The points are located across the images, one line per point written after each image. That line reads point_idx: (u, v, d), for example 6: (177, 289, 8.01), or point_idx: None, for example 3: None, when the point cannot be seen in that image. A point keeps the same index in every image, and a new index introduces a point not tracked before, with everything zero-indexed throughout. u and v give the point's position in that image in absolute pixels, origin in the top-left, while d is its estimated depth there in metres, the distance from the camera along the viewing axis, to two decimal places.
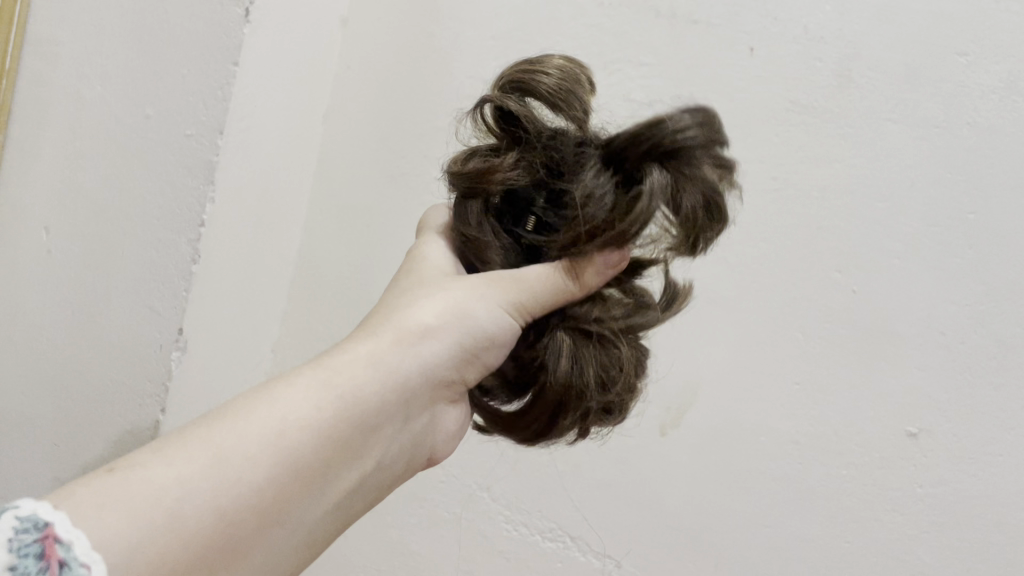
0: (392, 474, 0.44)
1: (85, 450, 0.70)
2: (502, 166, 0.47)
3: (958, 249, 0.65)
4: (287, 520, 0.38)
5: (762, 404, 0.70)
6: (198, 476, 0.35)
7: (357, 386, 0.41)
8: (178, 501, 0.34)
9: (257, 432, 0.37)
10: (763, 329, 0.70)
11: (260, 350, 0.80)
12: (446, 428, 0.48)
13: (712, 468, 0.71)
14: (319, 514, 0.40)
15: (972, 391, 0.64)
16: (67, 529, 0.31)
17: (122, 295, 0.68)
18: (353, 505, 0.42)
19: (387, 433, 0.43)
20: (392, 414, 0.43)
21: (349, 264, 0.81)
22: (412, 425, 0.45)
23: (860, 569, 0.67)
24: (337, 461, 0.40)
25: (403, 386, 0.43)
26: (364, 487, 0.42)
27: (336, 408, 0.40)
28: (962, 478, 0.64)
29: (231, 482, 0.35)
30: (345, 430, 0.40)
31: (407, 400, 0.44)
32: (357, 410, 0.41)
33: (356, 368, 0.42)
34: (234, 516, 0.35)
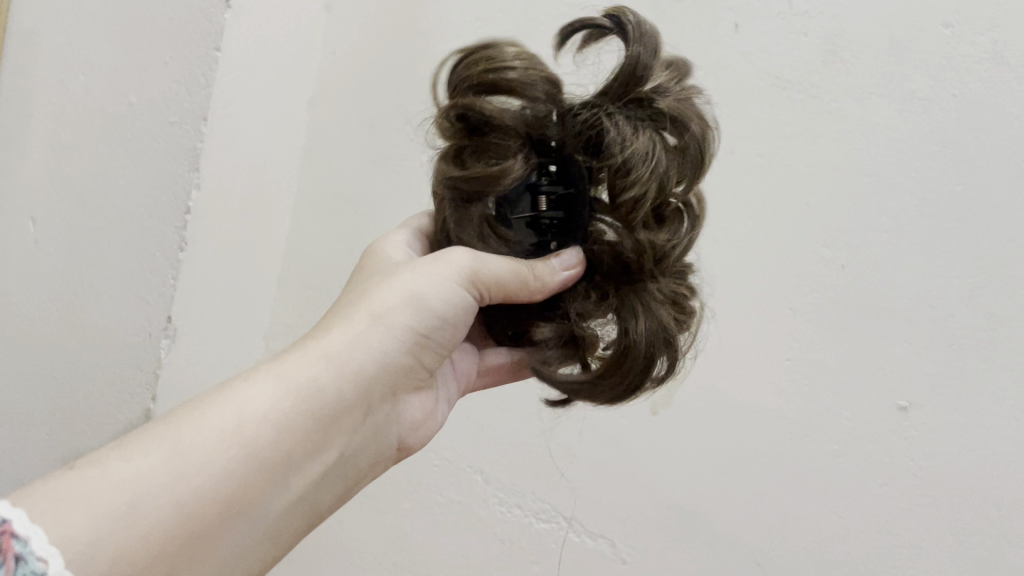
0: (355, 467, 0.44)
1: (77, 439, 0.70)
2: (509, 168, 0.47)
3: (946, 222, 0.64)
4: (254, 512, 0.37)
5: (753, 382, 0.70)
6: (159, 471, 0.34)
7: (316, 375, 0.41)
8: (138, 497, 0.33)
9: (219, 424, 0.37)
10: (752, 307, 0.70)
11: (252, 338, 0.80)
12: (407, 420, 0.49)
13: (703, 446, 0.71)
14: (284, 507, 0.39)
15: (962, 364, 0.64)
16: (24, 525, 0.30)
17: (111, 285, 0.68)
18: (319, 499, 0.41)
19: (347, 426, 0.42)
20: (354, 403, 0.42)
21: (338, 251, 0.80)
22: (370, 418, 0.44)
23: (853, 543, 0.67)
24: (301, 450, 0.39)
25: (361, 374, 0.43)
26: (328, 479, 0.42)
27: (300, 398, 0.39)
28: (953, 451, 0.64)
29: (192, 472, 0.35)
30: (307, 420, 0.39)
31: (366, 390, 0.43)
32: (320, 398, 0.40)
33: (315, 360, 0.41)
34: (198, 509, 0.34)
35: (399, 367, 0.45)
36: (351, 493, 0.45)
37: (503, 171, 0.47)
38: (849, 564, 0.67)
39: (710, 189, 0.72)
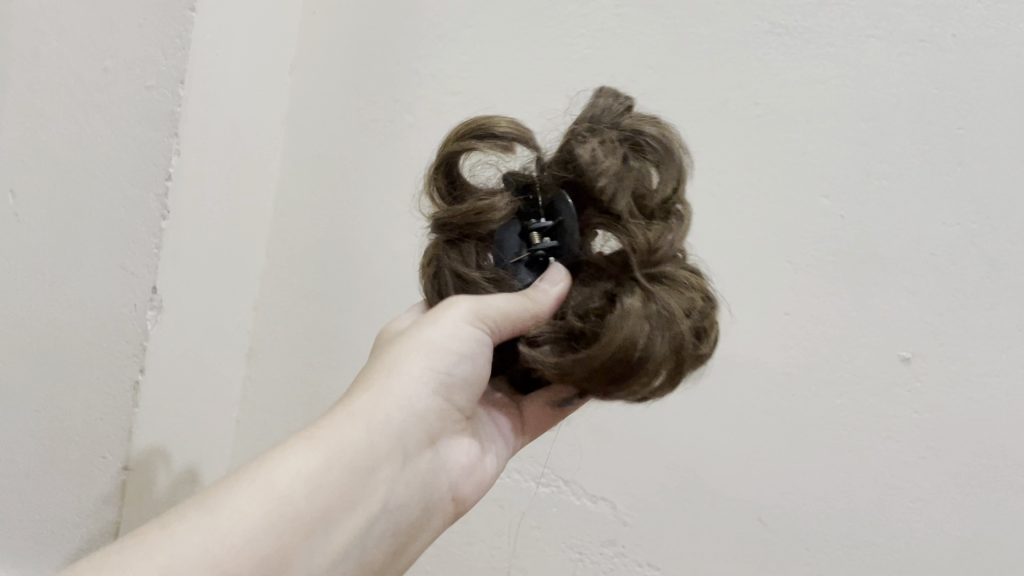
0: (399, 518, 0.44)
1: (67, 415, 0.69)
2: (501, 204, 0.47)
3: (947, 167, 0.63)
4: (295, 570, 0.37)
5: (751, 337, 0.69)
6: (196, 548, 0.35)
7: (343, 433, 0.42)
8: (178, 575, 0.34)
9: (254, 491, 0.38)
10: (749, 262, 0.68)
11: (241, 308, 0.79)
12: (450, 466, 0.48)
13: (703, 405, 0.70)
14: (329, 563, 0.39)
15: (965, 313, 0.63)
16: None
17: (93, 255, 0.67)
18: (365, 553, 0.42)
19: (384, 478, 0.42)
20: (386, 453, 0.43)
21: (325, 217, 0.79)
22: (409, 468, 0.44)
23: (856, 497, 0.66)
24: (336, 502, 0.39)
25: (391, 425, 0.43)
26: (372, 531, 0.42)
27: (329, 454, 0.40)
28: (957, 402, 0.63)
29: (229, 538, 0.36)
30: (338, 478, 0.40)
31: (398, 439, 0.43)
32: (349, 451, 0.41)
33: (343, 418, 0.42)
34: (237, 571, 0.35)
35: (429, 414, 0.45)
36: (399, 548, 0.45)
37: (492, 206, 0.47)
38: (851, 519, 0.66)
39: (703, 139, 0.70)
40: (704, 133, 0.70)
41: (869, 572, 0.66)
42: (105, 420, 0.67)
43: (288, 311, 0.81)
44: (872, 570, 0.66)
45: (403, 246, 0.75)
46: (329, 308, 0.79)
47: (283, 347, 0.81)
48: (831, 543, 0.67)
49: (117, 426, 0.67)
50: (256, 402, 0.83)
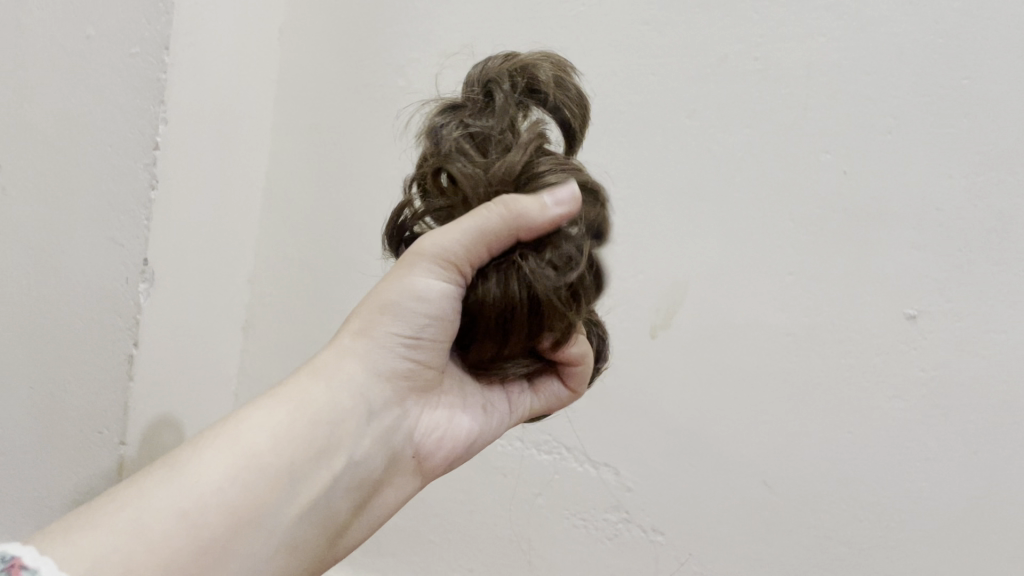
0: (372, 475, 0.44)
1: (63, 390, 0.68)
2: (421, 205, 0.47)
3: (952, 119, 0.61)
4: (262, 520, 0.39)
5: (753, 298, 0.67)
6: (164, 494, 0.37)
7: (309, 392, 0.43)
8: (144, 518, 0.36)
9: (222, 446, 0.39)
10: (751, 222, 0.67)
11: (236, 281, 0.78)
12: (427, 423, 0.48)
13: (705, 368, 0.69)
14: (295, 515, 0.40)
15: (971, 268, 0.61)
16: (33, 558, 0.32)
17: (82, 228, 0.66)
18: (335, 506, 0.42)
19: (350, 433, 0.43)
20: (355, 410, 0.44)
21: (318, 186, 0.78)
22: (379, 423, 0.45)
23: (862, 457, 0.65)
24: (304, 458, 0.41)
25: (356, 381, 0.44)
26: (343, 486, 0.43)
27: (295, 411, 0.42)
28: (966, 359, 0.62)
29: (196, 487, 0.38)
30: (303, 432, 0.41)
31: (367, 397, 0.44)
32: (312, 406, 0.42)
33: (309, 377, 0.44)
34: (205, 521, 0.37)
35: (405, 374, 0.46)
36: (373, 501, 0.45)
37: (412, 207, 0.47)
38: (857, 479, 0.65)
39: (703, 97, 0.68)
40: (703, 90, 0.68)
41: (876, 532, 0.65)
42: (101, 395, 0.67)
43: (283, 283, 0.80)
44: (879, 531, 0.65)
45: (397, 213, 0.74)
46: (324, 279, 0.78)
47: (279, 319, 0.80)
48: (838, 504, 0.66)
49: (113, 401, 0.66)
50: (254, 375, 0.82)
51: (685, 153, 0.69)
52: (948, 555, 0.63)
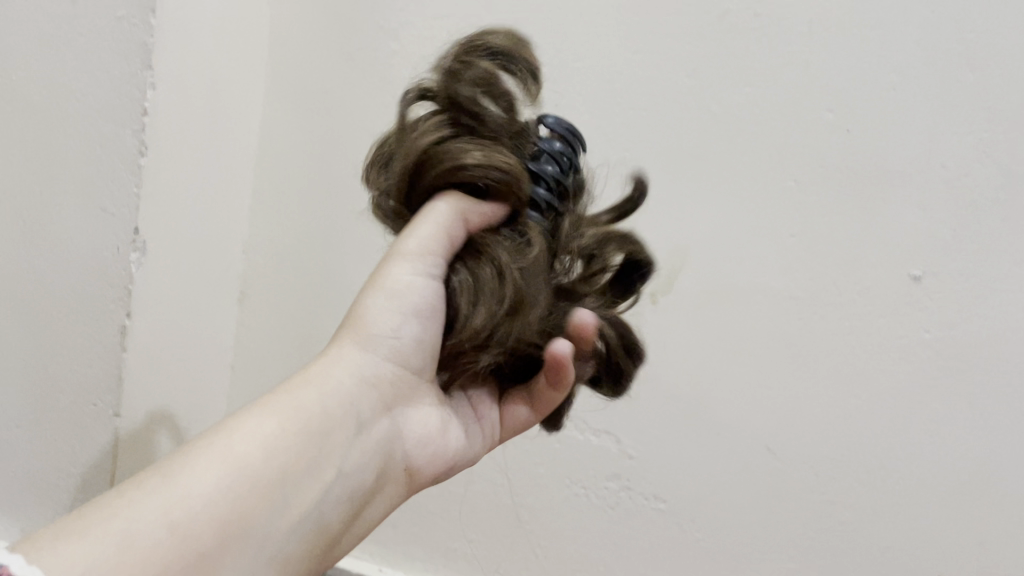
0: (361, 487, 0.43)
1: (56, 363, 0.68)
2: None
3: (958, 75, 0.60)
4: (256, 527, 0.37)
5: (755, 261, 0.66)
6: (153, 501, 0.35)
7: (297, 401, 0.42)
8: (133, 525, 0.34)
9: (212, 452, 0.38)
10: (753, 184, 0.66)
11: (230, 253, 0.77)
12: (411, 436, 0.47)
13: (706, 334, 0.68)
14: (285, 526, 0.39)
15: (978, 227, 0.60)
16: (20, 566, 0.31)
17: (70, 197, 0.64)
18: (325, 518, 0.41)
19: (338, 444, 0.42)
20: (341, 419, 0.43)
21: (312, 154, 0.76)
22: (366, 434, 0.44)
23: (866, 421, 0.64)
24: (295, 466, 0.40)
25: (344, 390, 0.44)
26: (334, 496, 0.42)
27: (285, 420, 0.41)
28: (972, 320, 0.61)
29: (187, 495, 0.36)
30: (294, 442, 0.40)
31: (353, 406, 0.44)
32: (302, 415, 0.42)
33: (299, 385, 0.43)
34: (199, 528, 0.35)
35: (385, 384, 0.46)
36: (362, 514, 0.44)
37: None
38: (862, 444, 0.64)
39: (703, 57, 0.67)
40: (703, 50, 0.66)
41: (881, 498, 0.64)
42: (94, 367, 0.66)
43: (278, 254, 0.79)
44: (884, 496, 0.64)
45: None
46: (320, 249, 0.77)
47: (274, 291, 0.79)
48: (842, 469, 0.65)
49: (106, 371, 0.65)
50: (250, 348, 0.81)
51: (685, 115, 0.67)
52: (953, 519, 0.62)
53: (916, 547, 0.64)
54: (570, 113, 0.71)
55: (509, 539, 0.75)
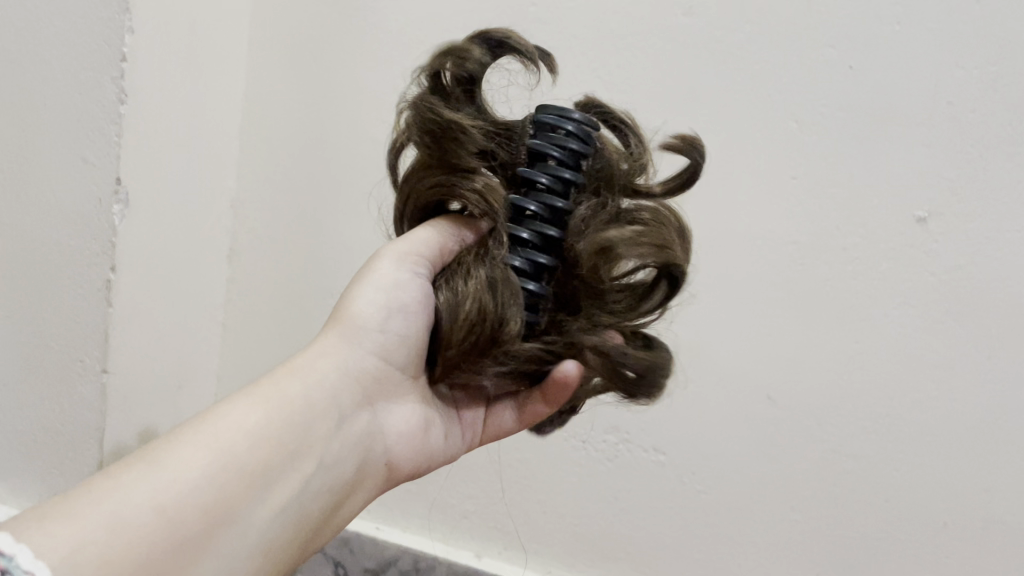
0: (341, 480, 0.43)
1: (41, 319, 0.66)
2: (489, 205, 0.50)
3: (966, 8, 0.58)
4: (236, 516, 0.36)
5: (755, 205, 0.64)
6: (140, 485, 0.34)
7: (282, 392, 0.41)
8: (120, 510, 0.33)
9: (197, 439, 0.37)
10: (753, 125, 0.64)
11: (218, 208, 0.75)
12: (392, 431, 0.47)
13: (706, 282, 0.66)
14: (269, 515, 0.38)
15: (985, 165, 0.58)
16: (9, 544, 0.30)
17: (50, 147, 0.63)
18: (306, 511, 0.40)
19: (322, 436, 0.42)
20: (325, 411, 0.42)
21: (300, 103, 0.74)
22: (348, 427, 0.44)
23: (870, 367, 0.62)
24: (275, 457, 0.39)
25: (328, 382, 0.43)
26: (314, 488, 0.41)
27: (270, 410, 0.40)
28: (979, 262, 0.59)
29: (172, 480, 0.35)
30: (278, 431, 0.40)
31: (336, 398, 0.43)
32: (286, 405, 0.41)
33: (284, 375, 0.43)
34: (180, 514, 0.34)
35: (370, 379, 0.45)
36: (341, 507, 0.43)
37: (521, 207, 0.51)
38: (866, 391, 0.63)
39: None
40: None
41: (884, 444, 0.63)
42: (80, 322, 0.65)
43: (268, 209, 0.77)
44: (887, 442, 0.63)
45: (384, 132, 0.72)
46: (309, 203, 0.75)
47: (262, 246, 0.77)
48: (843, 417, 0.63)
49: (92, 326, 0.64)
50: (240, 304, 0.79)
51: (682, 55, 0.65)
52: (957, 465, 0.61)
53: (919, 492, 0.62)
54: (562, 54, 0.69)
55: (507, 493, 0.74)
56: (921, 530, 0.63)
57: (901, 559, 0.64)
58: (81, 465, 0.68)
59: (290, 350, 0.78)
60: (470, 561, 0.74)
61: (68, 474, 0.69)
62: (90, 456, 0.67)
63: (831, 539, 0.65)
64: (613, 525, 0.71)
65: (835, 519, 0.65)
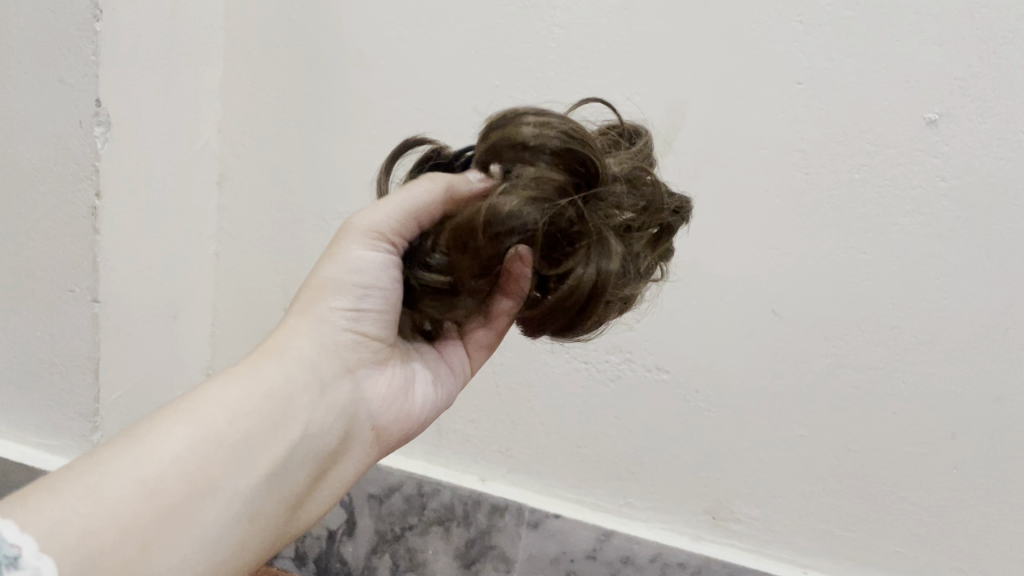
0: (329, 447, 0.41)
1: (27, 245, 0.65)
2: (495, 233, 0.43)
3: None
4: (216, 486, 0.36)
5: (758, 111, 0.61)
6: (118, 465, 0.34)
7: (260, 369, 0.40)
8: (98, 489, 0.33)
9: (177, 418, 0.37)
10: (755, 25, 0.60)
11: (202, 133, 0.73)
12: (378, 397, 0.45)
13: (708, 193, 0.64)
14: (253, 485, 0.37)
15: (998, 61, 0.56)
16: None
17: (26, 68, 0.60)
18: (292, 481, 0.39)
19: (303, 407, 0.40)
20: (305, 384, 0.41)
21: (281, 16, 0.71)
22: (333, 395, 0.42)
23: (877, 279, 0.61)
24: (256, 429, 0.38)
25: (308, 355, 0.42)
26: (301, 457, 0.40)
27: (249, 384, 0.39)
28: (993, 165, 0.57)
29: (148, 459, 0.35)
30: (256, 406, 0.39)
31: (316, 371, 0.42)
32: (263, 381, 0.40)
33: (264, 356, 0.41)
34: (162, 489, 0.34)
35: (349, 348, 0.43)
36: (331, 474, 0.42)
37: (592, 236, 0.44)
38: (873, 303, 0.61)
39: None
40: None
41: (892, 356, 0.62)
42: (65, 249, 0.63)
43: (256, 132, 0.74)
44: (896, 354, 0.61)
45: (371, 46, 0.69)
46: (299, 126, 0.73)
47: (252, 171, 0.75)
48: (850, 328, 0.62)
49: (81, 256, 0.63)
50: (232, 232, 0.78)
51: None
52: (969, 376, 0.60)
53: (929, 404, 0.62)
54: None
55: (509, 417, 0.73)
56: (930, 442, 0.62)
57: (908, 472, 0.63)
58: (77, 397, 0.67)
59: (285, 280, 0.76)
60: (476, 485, 0.74)
61: (65, 407, 0.68)
62: (86, 388, 0.66)
63: (838, 454, 0.65)
64: (616, 444, 0.70)
65: (839, 432, 0.64)
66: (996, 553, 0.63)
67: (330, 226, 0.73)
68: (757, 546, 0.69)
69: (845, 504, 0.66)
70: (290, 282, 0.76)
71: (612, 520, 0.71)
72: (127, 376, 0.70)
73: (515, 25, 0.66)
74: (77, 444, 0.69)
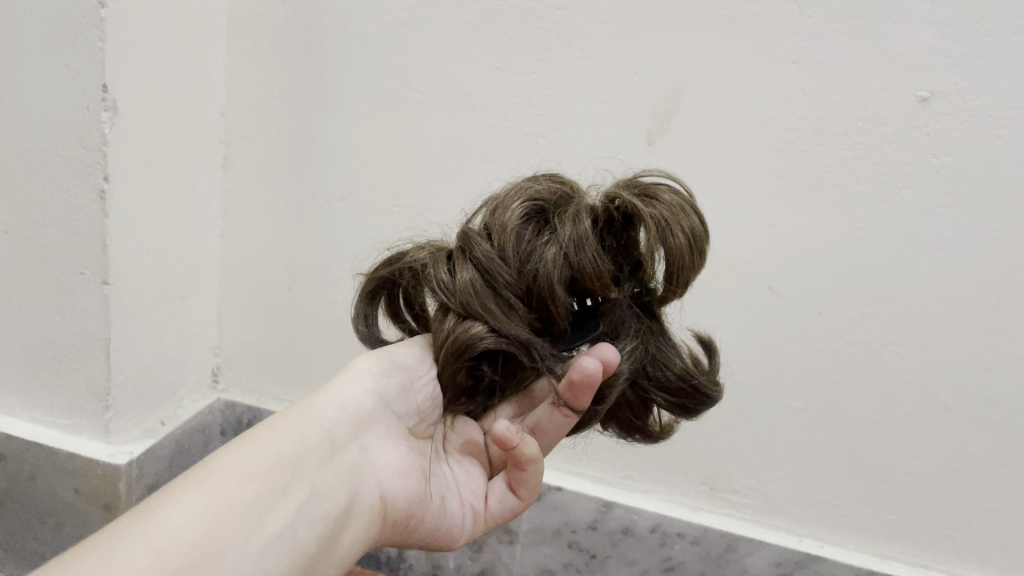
0: (336, 512, 0.42)
1: (37, 229, 0.66)
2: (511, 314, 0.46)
3: None
4: (224, 547, 0.36)
5: (753, 91, 0.62)
6: (126, 534, 0.35)
7: (271, 440, 0.42)
8: (110, 554, 0.34)
9: (185, 487, 0.38)
10: (751, 7, 0.61)
11: (208, 118, 0.74)
12: (386, 470, 0.47)
13: (706, 173, 0.65)
14: (262, 545, 0.38)
15: (990, 40, 0.56)
16: None
17: (34, 56, 0.61)
18: (303, 542, 0.40)
19: (309, 473, 0.42)
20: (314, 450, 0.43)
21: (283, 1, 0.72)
22: (340, 463, 0.44)
23: (871, 255, 0.62)
24: (266, 492, 0.40)
25: (320, 423, 0.45)
26: (310, 519, 0.41)
27: (259, 452, 0.41)
28: (985, 142, 0.58)
29: (160, 525, 0.36)
30: (264, 472, 0.41)
31: (326, 436, 0.44)
32: (274, 447, 0.42)
33: (275, 427, 0.44)
34: (170, 550, 0.35)
35: (359, 416, 0.46)
36: (341, 542, 0.43)
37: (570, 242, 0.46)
38: (867, 279, 0.63)
39: None
40: None
41: (886, 330, 0.63)
42: (75, 231, 0.64)
43: (262, 116, 0.75)
44: (890, 328, 0.63)
45: (372, 29, 0.70)
46: (302, 110, 0.74)
47: (258, 155, 0.76)
48: (845, 303, 0.64)
49: (90, 239, 0.64)
50: (239, 217, 0.79)
51: None
52: (961, 348, 0.62)
53: (923, 375, 0.63)
54: None
55: None
56: (923, 413, 0.64)
57: (901, 442, 0.65)
58: (89, 376, 0.69)
59: (290, 260, 0.78)
60: None
61: (78, 387, 0.70)
62: (98, 368, 0.68)
63: (833, 426, 0.66)
64: None
65: (835, 404, 0.66)
66: (987, 520, 0.65)
67: (334, 209, 0.75)
68: (755, 516, 0.71)
69: (840, 475, 0.68)
70: (295, 262, 0.78)
71: (609, 491, 0.73)
72: (137, 358, 0.71)
73: (513, 7, 0.66)
74: (89, 423, 0.70)
